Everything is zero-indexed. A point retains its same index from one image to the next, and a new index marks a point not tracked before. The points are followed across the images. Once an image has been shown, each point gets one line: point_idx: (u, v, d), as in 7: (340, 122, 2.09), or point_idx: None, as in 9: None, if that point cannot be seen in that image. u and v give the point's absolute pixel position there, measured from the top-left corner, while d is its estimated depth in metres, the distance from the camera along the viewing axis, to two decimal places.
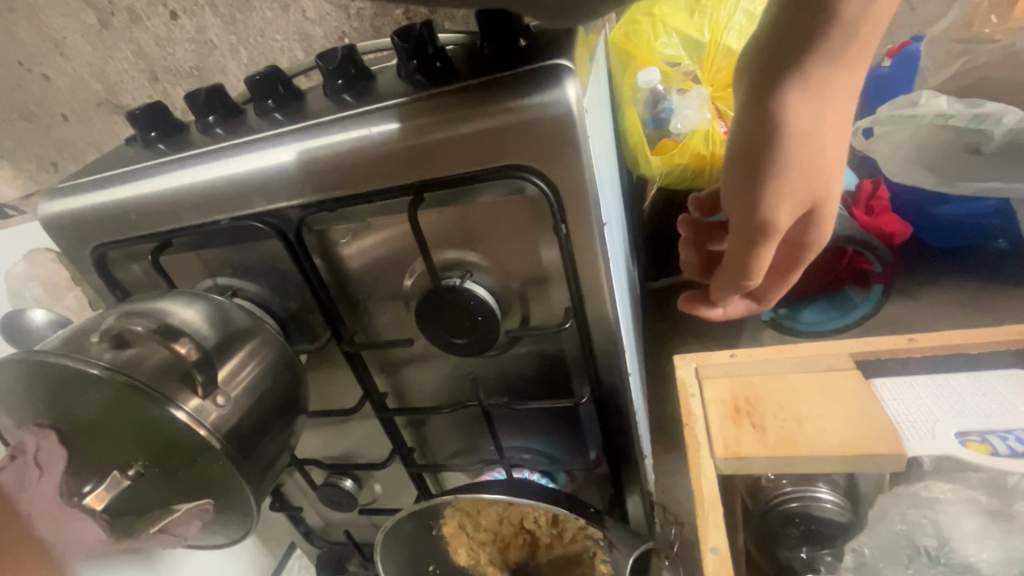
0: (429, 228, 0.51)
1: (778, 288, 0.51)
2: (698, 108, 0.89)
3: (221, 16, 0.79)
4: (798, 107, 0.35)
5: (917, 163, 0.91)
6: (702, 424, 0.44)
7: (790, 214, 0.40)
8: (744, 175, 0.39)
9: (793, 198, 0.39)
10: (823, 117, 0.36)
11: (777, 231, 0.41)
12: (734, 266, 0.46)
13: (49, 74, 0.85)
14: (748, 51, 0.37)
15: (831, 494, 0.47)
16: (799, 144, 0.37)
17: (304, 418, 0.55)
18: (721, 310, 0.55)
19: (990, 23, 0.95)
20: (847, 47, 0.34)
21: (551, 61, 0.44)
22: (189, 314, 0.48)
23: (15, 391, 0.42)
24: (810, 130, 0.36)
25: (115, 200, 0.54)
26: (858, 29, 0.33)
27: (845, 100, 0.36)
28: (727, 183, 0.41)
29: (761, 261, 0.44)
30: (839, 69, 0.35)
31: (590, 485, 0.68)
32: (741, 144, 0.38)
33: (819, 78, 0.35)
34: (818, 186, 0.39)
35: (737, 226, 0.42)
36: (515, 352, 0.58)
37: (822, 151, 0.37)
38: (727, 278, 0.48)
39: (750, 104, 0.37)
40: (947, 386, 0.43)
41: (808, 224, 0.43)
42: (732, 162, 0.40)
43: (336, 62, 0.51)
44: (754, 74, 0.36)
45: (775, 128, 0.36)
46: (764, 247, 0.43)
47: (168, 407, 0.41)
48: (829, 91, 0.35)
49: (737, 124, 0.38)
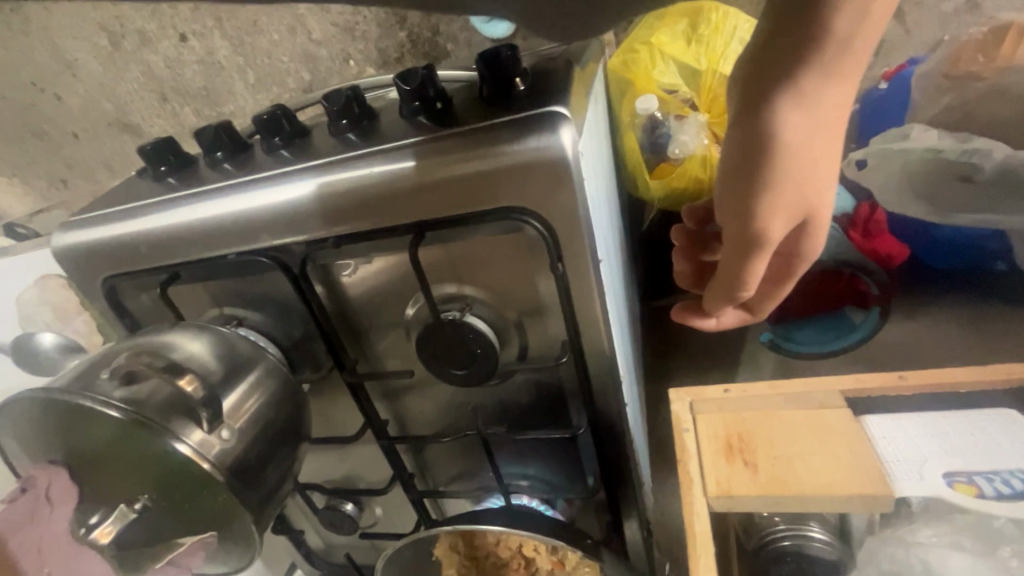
0: (429, 262, 0.52)
1: (772, 298, 0.50)
2: (696, 133, 0.90)
3: (230, 38, 0.81)
4: (791, 120, 0.34)
5: (909, 193, 0.93)
6: (696, 460, 0.44)
7: (782, 227, 0.39)
8: (738, 187, 0.37)
9: (787, 210, 0.38)
10: (816, 130, 0.34)
11: (769, 244, 0.40)
12: (727, 278, 0.45)
13: (61, 94, 0.87)
14: (738, 62, 0.35)
15: (822, 533, 0.47)
16: (793, 157, 0.35)
17: (307, 446, 0.56)
18: (716, 321, 0.56)
19: (978, 62, 0.89)
20: (840, 59, 0.31)
21: (546, 107, 0.45)
22: (196, 347, 0.50)
23: (29, 426, 0.44)
24: (803, 143, 0.35)
25: (125, 234, 0.56)
26: (851, 40, 0.31)
27: (840, 112, 0.34)
28: (718, 195, 0.39)
29: (754, 272, 0.43)
30: (832, 81, 0.32)
31: (589, 510, 0.69)
32: (733, 157, 0.36)
33: (811, 92, 0.33)
34: (812, 200, 0.38)
35: (729, 238, 0.41)
36: (512, 382, 0.59)
37: (814, 164, 0.36)
38: (721, 289, 0.47)
39: (740, 117, 0.35)
40: (940, 427, 0.44)
41: (804, 235, 0.41)
42: (724, 174, 0.38)
43: (340, 102, 0.53)
44: (744, 87, 0.34)
45: (767, 142, 0.35)
46: (757, 259, 0.41)
47: (171, 441, 0.43)
48: (821, 103, 0.33)
49: (728, 135, 0.37)
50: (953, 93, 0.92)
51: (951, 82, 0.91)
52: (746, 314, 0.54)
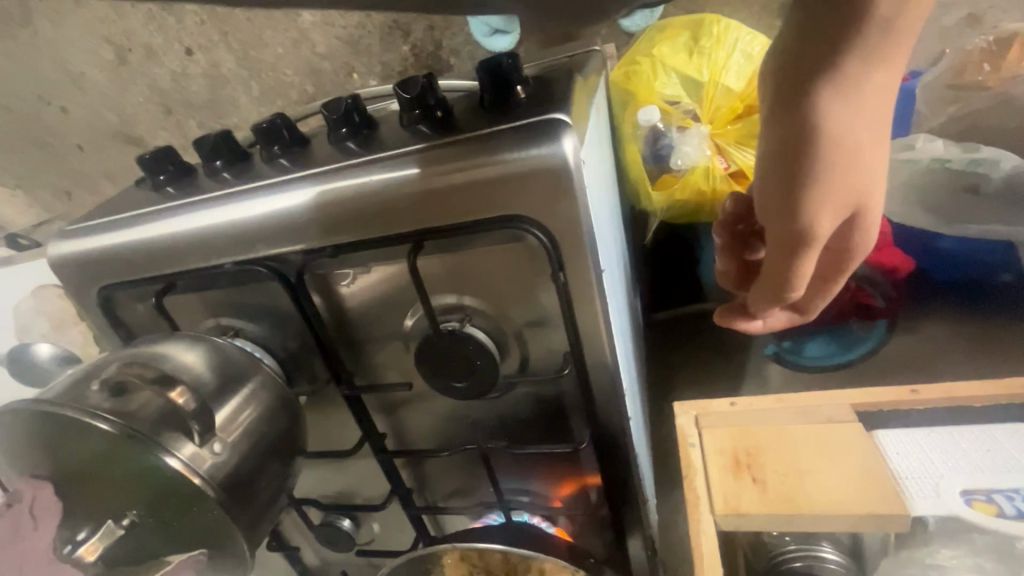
0: (428, 272, 0.51)
1: (821, 298, 0.48)
2: (698, 144, 0.89)
3: (235, 52, 0.82)
4: (834, 108, 0.33)
5: (915, 205, 0.90)
6: (702, 475, 0.43)
7: (831, 220, 0.38)
8: (781, 181, 0.36)
9: (836, 202, 0.37)
10: (861, 116, 0.34)
11: (818, 239, 0.39)
12: (774, 278, 0.43)
13: (67, 107, 0.88)
14: (769, 54, 0.34)
15: (836, 554, 0.44)
16: (839, 145, 0.34)
17: (301, 460, 0.55)
18: (761, 325, 0.53)
19: (982, 72, 0.88)
20: (882, 40, 0.31)
21: (548, 115, 0.45)
22: (191, 358, 0.49)
23: (15, 440, 0.43)
24: (850, 129, 0.34)
25: (121, 244, 0.55)
26: (892, 22, 0.30)
27: (884, 96, 0.33)
28: (760, 190, 0.38)
29: (803, 270, 0.41)
30: (875, 65, 0.32)
31: (591, 527, 0.67)
32: (774, 151, 0.36)
33: (853, 77, 0.32)
34: (860, 189, 0.37)
35: (773, 236, 0.40)
36: (514, 395, 0.57)
37: (862, 151, 0.35)
38: (768, 291, 0.45)
39: (779, 109, 0.34)
40: (954, 444, 0.42)
41: (851, 229, 0.40)
42: (765, 167, 0.37)
43: (340, 111, 0.52)
44: (782, 76, 0.33)
45: (810, 131, 0.34)
46: (806, 257, 0.40)
47: (162, 455, 0.42)
48: (865, 88, 0.32)
49: (766, 129, 0.36)
50: (958, 104, 0.91)
51: (954, 92, 0.91)
52: (795, 317, 0.51)
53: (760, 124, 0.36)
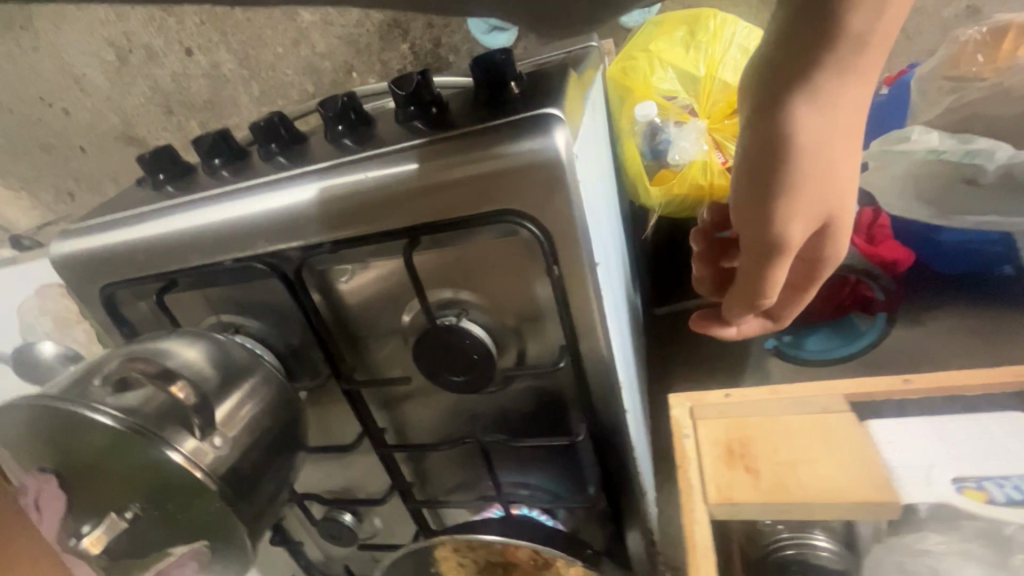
0: (424, 267, 0.52)
1: (795, 302, 0.49)
2: (695, 139, 0.90)
3: (235, 52, 0.82)
4: (807, 121, 0.33)
5: (912, 196, 0.90)
6: (696, 465, 0.43)
7: (803, 229, 0.38)
8: (754, 191, 0.37)
9: (807, 213, 0.37)
10: (832, 132, 0.34)
11: (790, 247, 0.39)
12: (749, 283, 0.44)
13: (70, 108, 0.88)
14: (750, 65, 0.35)
15: (828, 542, 0.44)
16: (810, 159, 0.35)
17: (302, 455, 0.55)
18: (737, 329, 0.54)
19: (977, 62, 0.89)
20: (856, 57, 0.31)
21: (541, 110, 0.45)
22: (191, 353, 0.49)
23: (20, 433, 0.44)
24: (822, 143, 0.34)
25: (122, 242, 0.56)
26: (866, 40, 0.30)
27: (856, 113, 0.34)
28: (736, 198, 0.39)
29: (775, 277, 0.42)
30: (847, 81, 0.32)
31: (591, 521, 0.67)
32: (748, 162, 0.36)
33: (827, 92, 0.32)
34: (831, 201, 0.37)
35: (749, 243, 0.41)
36: (512, 388, 0.58)
37: (833, 164, 0.35)
38: (742, 296, 0.46)
39: (755, 120, 0.35)
40: (947, 433, 0.43)
41: (823, 239, 0.41)
42: (741, 176, 0.38)
43: (337, 109, 0.53)
44: (759, 88, 0.34)
45: (783, 143, 0.34)
46: (779, 264, 0.41)
47: (164, 449, 0.42)
48: (838, 104, 0.33)
49: (742, 139, 0.36)
50: (955, 95, 0.90)
51: (950, 83, 0.90)
52: (770, 321, 0.52)
53: (737, 134, 0.37)
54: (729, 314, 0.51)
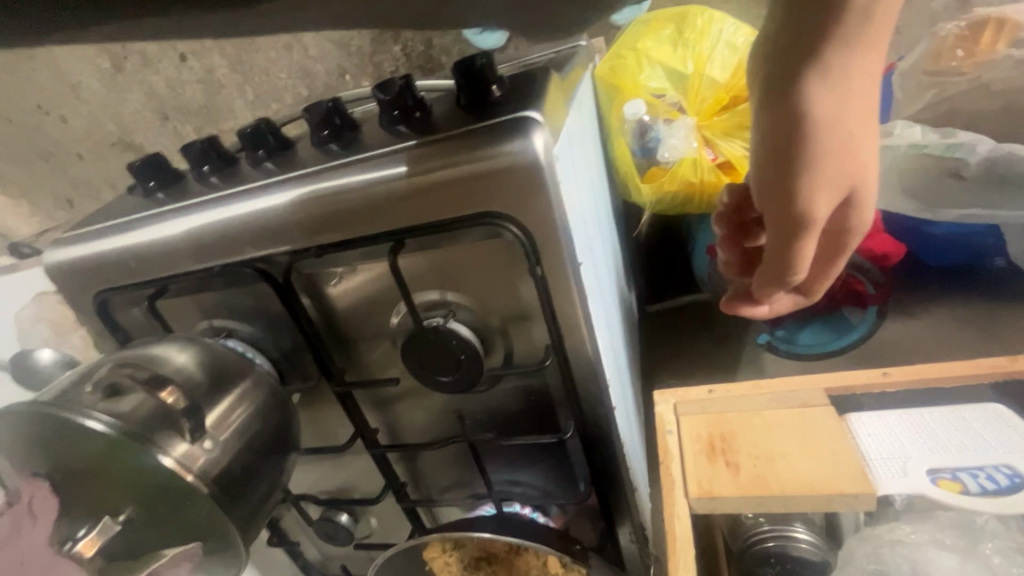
0: (411, 269, 0.53)
1: (822, 279, 0.48)
2: (684, 137, 0.90)
3: (229, 57, 0.83)
4: (822, 93, 0.33)
5: (899, 190, 0.90)
6: (678, 460, 0.44)
7: (828, 203, 0.38)
8: (775, 167, 0.37)
9: (830, 187, 0.37)
10: (849, 102, 0.34)
11: (815, 223, 0.39)
12: (775, 264, 0.44)
13: (66, 116, 0.89)
14: (757, 45, 0.35)
15: (808, 534, 0.45)
16: (829, 130, 0.35)
17: (295, 456, 0.56)
18: (767, 309, 0.53)
19: (955, 57, 0.88)
20: (866, 26, 0.31)
21: (521, 113, 0.46)
22: (183, 359, 0.50)
23: (14, 440, 0.44)
24: (838, 113, 0.34)
25: (114, 250, 0.57)
26: (873, 10, 0.31)
27: (871, 81, 0.34)
28: (756, 176, 0.39)
29: (803, 254, 0.42)
30: (859, 50, 0.32)
31: (582, 517, 0.67)
32: (767, 138, 0.36)
33: (838, 63, 0.33)
34: (853, 173, 0.37)
35: (772, 222, 0.40)
36: (500, 388, 0.59)
37: (853, 135, 0.35)
38: (768, 278, 0.45)
39: (769, 97, 0.35)
40: (922, 425, 0.44)
41: (848, 212, 0.40)
42: (760, 154, 0.38)
43: (321, 114, 0.53)
44: (770, 66, 0.34)
45: (799, 117, 0.34)
46: (805, 241, 0.40)
47: (155, 453, 0.43)
48: (852, 74, 0.33)
49: (758, 117, 0.37)
50: (935, 90, 0.91)
51: (932, 78, 0.91)
52: (799, 299, 0.52)
53: (752, 113, 0.37)
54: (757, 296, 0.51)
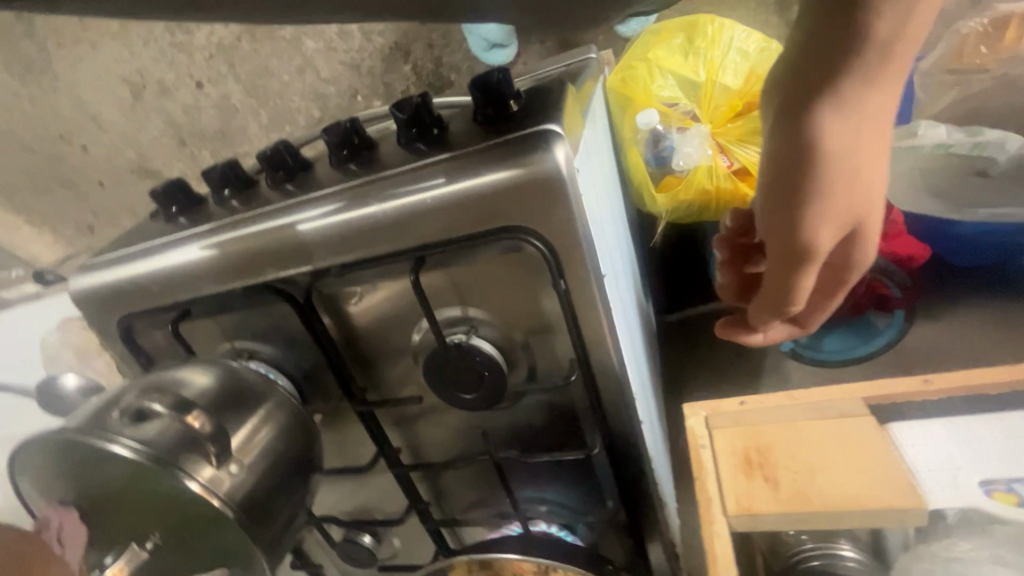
0: (432, 286, 0.52)
1: (821, 312, 0.48)
2: (699, 145, 0.90)
3: (243, 82, 0.84)
4: (834, 127, 0.33)
5: (921, 191, 0.89)
6: (714, 475, 0.43)
7: (832, 236, 0.38)
8: (780, 198, 0.36)
9: (835, 220, 0.37)
10: (861, 137, 0.34)
11: (818, 254, 0.39)
12: (776, 292, 0.43)
13: (88, 145, 0.91)
14: (773, 73, 0.35)
15: (854, 551, 0.43)
16: (838, 165, 0.34)
17: (318, 477, 0.56)
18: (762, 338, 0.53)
19: (980, 54, 0.88)
20: (883, 62, 0.31)
21: (541, 126, 0.45)
22: (205, 382, 0.50)
23: (40, 467, 0.45)
24: (849, 148, 0.34)
25: (138, 275, 0.57)
26: (892, 47, 0.30)
27: (884, 117, 0.34)
28: (762, 204, 0.38)
29: (803, 284, 0.41)
30: (874, 86, 0.32)
31: (610, 535, 0.66)
32: (774, 168, 0.36)
33: (854, 97, 0.32)
34: (860, 207, 0.37)
35: (775, 250, 0.40)
36: (524, 403, 0.58)
37: (863, 170, 0.35)
38: (769, 304, 0.45)
39: (780, 127, 0.35)
40: (971, 434, 0.42)
41: (852, 244, 0.40)
42: (765, 184, 0.37)
43: (340, 134, 0.54)
44: (784, 96, 0.34)
45: (809, 149, 0.34)
46: (807, 271, 0.40)
47: (182, 478, 0.43)
48: (866, 109, 0.33)
49: (767, 147, 0.36)
50: (958, 88, 0.90)
51: (953, 76, 0.90)
52: (796, 330, 0.51)
53: (762, 141, 0.37)
54: (753, 324, 0.50)
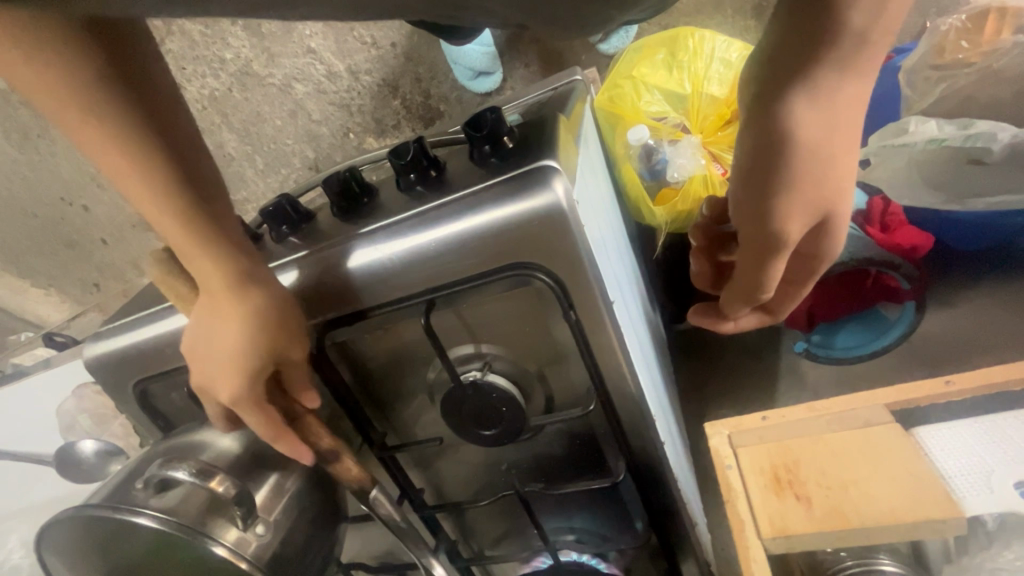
0: (443, 326, 0.53)
1: (792, 302, 0.47)
2: (692, 155, 0.90)
3: (237, 131, 0.86)
4: (807, 115, 0.32)
5: (921, 184, 0.89)
6: (745, 499, 0.43)
7: (803, 225, 0.36)
8: (754, 185, 0.35)
9: (807, 208, 0.35)
10: (835, 126, 0.33)
11: (790, 244, 0.38)
12: (747, 280, 0.43)
13: (88, 205, 0.92)
14: (753, 60, 0.34)
15: (896, 565, 0.42)
16: (812, 152, 0.33)
17: (346, 526, 0.57)
18: (734, 324, 0.52)
19: (963, 49, 0.88)
20: (857, 53, 0.31)
21: (538, 163, 0.46)
22: (226, 441, 0.51)
23: (72, 542, 0.46)
24: (821, 137, 0.33)
25: (146, 339, 0.57)
26: (867, 38, 0.30)
27: (858, 109, 0.33)
28: (736, 194, 0.38)
29: (776, 272, 0.40)
30: (848, 78, 0.31)
31: (642, 558, 0.65)
32: (749, 154, 0.35)
33: (827, 87, 0.32)
34: (832, 197, 0.35)
35: (747, 239, 0.39)
36: (544, 434, 0.58)
37: (836, 162, 0.34)
38: (740, 290, 0.44)
39: (756, 113, 0.34)
40: (999, 433, 0.42)
41: (823, 236, 0.39)
42: (739, 170, 0.36)
43: (339, 184, 0.53)
44: (762, 81, 0.33)
45: (781, 137, 0.33)
46: (779, 260, 0.39)
47: (209, 544, 0.44)
48: (839, 98, 0.32)
49: (744, 133, 0.35)
50: (946, 82, 0.90)
51: (940, 71, 0.90)
52: (767, 316, 0.51)
53: (739, 128, 0.36)
54: (725, 309, 0.49)
